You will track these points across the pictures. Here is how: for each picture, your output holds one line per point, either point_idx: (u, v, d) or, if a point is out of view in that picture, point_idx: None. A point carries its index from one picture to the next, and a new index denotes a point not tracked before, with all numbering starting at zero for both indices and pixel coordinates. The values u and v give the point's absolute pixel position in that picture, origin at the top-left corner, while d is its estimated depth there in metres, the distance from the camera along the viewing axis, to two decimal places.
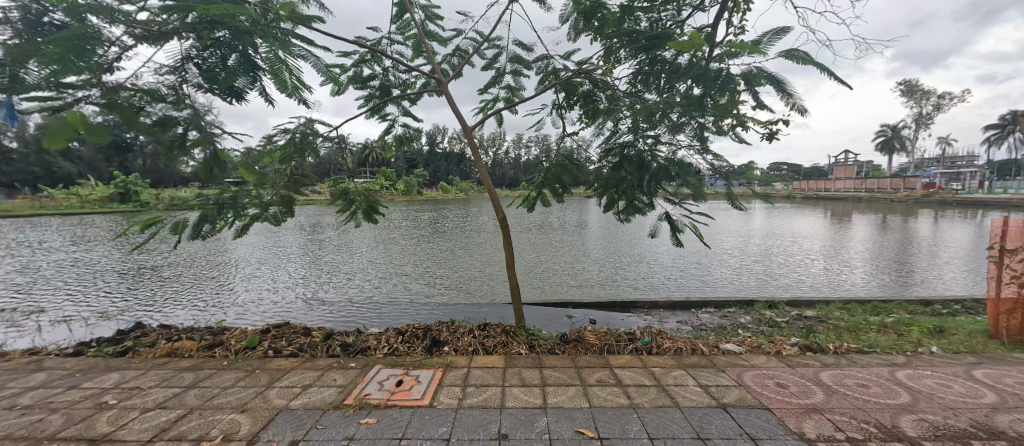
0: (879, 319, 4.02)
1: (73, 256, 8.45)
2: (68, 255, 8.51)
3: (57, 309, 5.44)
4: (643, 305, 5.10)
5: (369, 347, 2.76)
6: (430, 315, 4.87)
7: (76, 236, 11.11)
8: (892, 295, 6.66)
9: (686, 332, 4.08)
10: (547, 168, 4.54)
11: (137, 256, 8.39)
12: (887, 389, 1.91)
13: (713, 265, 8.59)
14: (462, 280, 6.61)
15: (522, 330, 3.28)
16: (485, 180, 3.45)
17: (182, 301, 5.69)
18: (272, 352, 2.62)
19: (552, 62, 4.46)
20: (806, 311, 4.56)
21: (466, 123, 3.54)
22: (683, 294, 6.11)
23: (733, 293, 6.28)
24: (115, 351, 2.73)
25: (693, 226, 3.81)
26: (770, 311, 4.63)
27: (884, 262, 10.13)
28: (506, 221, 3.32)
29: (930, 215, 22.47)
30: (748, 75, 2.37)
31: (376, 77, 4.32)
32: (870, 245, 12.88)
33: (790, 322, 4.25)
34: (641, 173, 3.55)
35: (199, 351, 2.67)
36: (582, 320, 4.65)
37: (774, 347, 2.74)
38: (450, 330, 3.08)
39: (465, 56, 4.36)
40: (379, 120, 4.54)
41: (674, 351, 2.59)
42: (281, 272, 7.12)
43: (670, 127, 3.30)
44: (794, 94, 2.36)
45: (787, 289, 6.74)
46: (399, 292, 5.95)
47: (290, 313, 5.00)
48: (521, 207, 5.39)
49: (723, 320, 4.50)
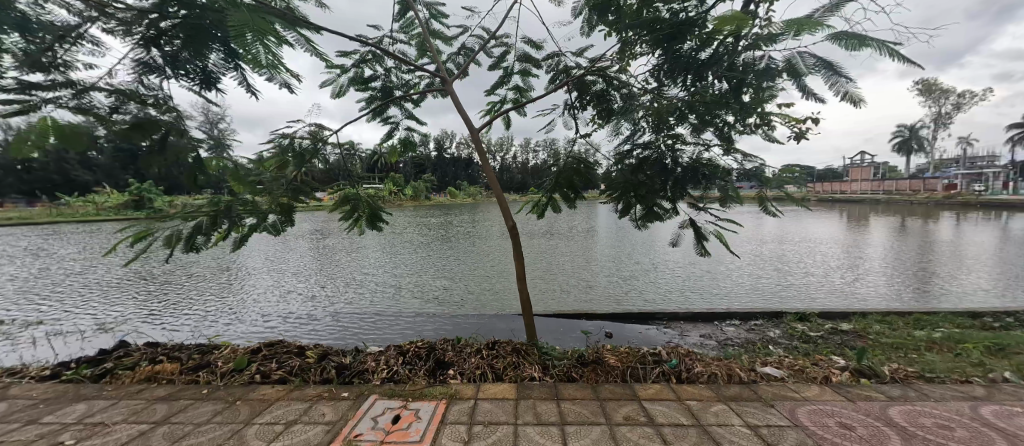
0: (926, 336, 3.67)
1: (79, 266, 8.36)
2: (73, 265, 8.43)
3: (55, 321, 5.28)
4: (662, 317, 4.80)
5: (366, 371, 2.52)
6: (436, 328, 4.62)
7: (85, 245, 11.09)
8: (926, 305, 6.27)
9: (712, 349, 3.77)
10: (560, 173, 4.28)
11: (141, 266, 8.28)
12: (976, 433, 1.62)
13: (732, 271, 8.22)
14: (470, 289, 6.35)
15: (535, 348, 3.02)
16: (493, 185, 3.20)
17: (182, 312, 5.50)
18: (259, 378, 2.38)
19: (564, 60, 4.22)
20: (842, 324, 4.21)
21: (472, 124, 3.30)
22: (703, 303, 5.78)
23: (757, 303, 5.94)
24: (93, 374, 2.50)
25: (718, 233, 3.47)
26: (802, 324, 4.29)
27: (913, 267, 9.64)
28: (516, 230, 3.05)
29: (953, 217, 21.72)
30: (790, 66, 2.13)
31: (378, 77, 4.10)
32: (896, 250, 12.37)
33: (825, 337, 3.92)
34: (663, 177, 3.27)
35: (181, 376, 2.44)
36: (598, 333, 4.37)
37: (822, 371, 2.43)
38: (456, 350, 2.83)
39: (471, 55, 4.12)
40: (382, 123, 4.33)
41: (707, 377, 2.30)
42: (285, 283, 6.93)
43: (694, 125, 3.03)
44: (846, 82, 2.06)
45: (814, 298, 6.36)
46: (404, 303, 5.71)
47: (291, 325, 4.77)
48: (531, 213, 5.12)
49: (752, 335, 4.17)
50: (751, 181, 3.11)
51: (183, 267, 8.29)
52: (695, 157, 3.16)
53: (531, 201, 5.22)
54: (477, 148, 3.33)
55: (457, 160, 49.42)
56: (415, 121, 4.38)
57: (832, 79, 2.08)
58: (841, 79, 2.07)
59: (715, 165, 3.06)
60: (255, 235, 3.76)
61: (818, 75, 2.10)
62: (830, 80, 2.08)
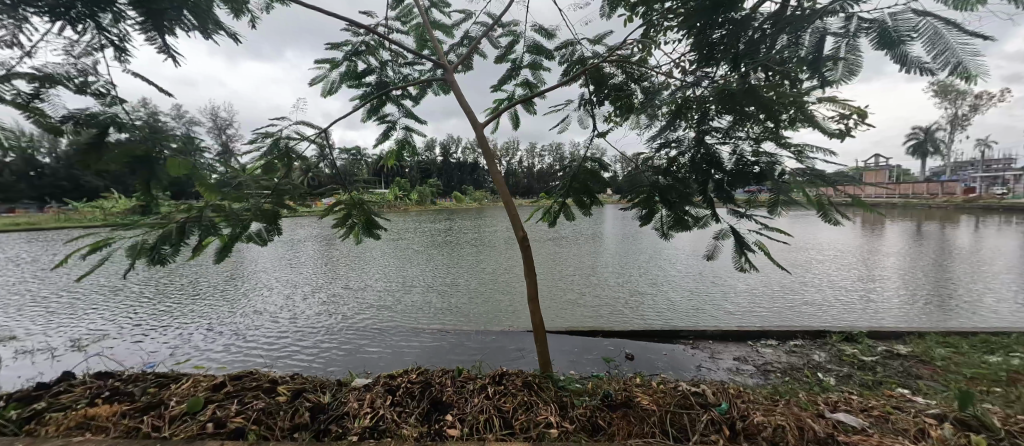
0: (1005, 362, 3.16)
1: (66, 277, 7.98)
2: (59, 276, 8.04)
3: (26, 337, 4.88)
4: (688, 335, 4.32)
5: (347, 416, 2.08)
6: (438, 351, 4.17)
7: None
8: (975, 318, 5.72)
9: (751, 378, 3.29)
10: (574, 175, 3.80)
11: (131, 276, 7.90)
12: None
13: (755, 281, 7.69)
14: (475, 303, 5.89)
15: (551, 382, 2.56)
16: (500, 189, 2.75)
17: (164, 328, 5.08)
18: (214, 427, 1.95)
19: (581, 49, 3.75)
20: (898, 346, 3.70)
21: (476, 120, 2.86)
22: (730, 318, 5.28)
23: (788, 316, 5.43)
24: (19, 418, 2.08)
25: (762, 244, 2.92)
26: (851, 346, 3.78)
27: (947, 276, 9.03)
28: (527, 242, 2.59)
29: (974, 222, 20.96)
30: (883, 37, 1.68)
31: (372, 69, 3.66)
32: (922, 257, 11.76)
33: (880, 362, 3.43)
34: (697, 180, 2.78)
35: (122, 423, 2.02)
36: (618, 356, 3.91)
37: (913, 421, 1.95)
38: (456, 386, 2.39)
39: (474, 44, 3.68)
40: (377, 122, 3.89)
41: (772, 430, 1.84)
42: (278, 295, 6.51)
43: (731, 122, 2.50)
44: (959, 47, 1.52)
45: (849, 311, 5.84)
46: (404, 318, 5.26)
47: (278, 345, 4.34)
48: (542, 221, 4.66)
49: (796, 359, 3.66)
50: (817, 184, 2.34)
51: (173, 278, 7.89)
52: (733, 158, 2.59)
53: (540, 206, 4.75)
54: (481, 143, 2.85)
55: (461, 166, 49.10)
56: (415, 121, 3.94)
57: (940, 45, 1.56)
58: (951, 46, 1.54)
59: (767, 168, 2.47)
60: (236, 246, 3.33)
61: (919, 41, 1.61)
62: (934, 48, 1.57)
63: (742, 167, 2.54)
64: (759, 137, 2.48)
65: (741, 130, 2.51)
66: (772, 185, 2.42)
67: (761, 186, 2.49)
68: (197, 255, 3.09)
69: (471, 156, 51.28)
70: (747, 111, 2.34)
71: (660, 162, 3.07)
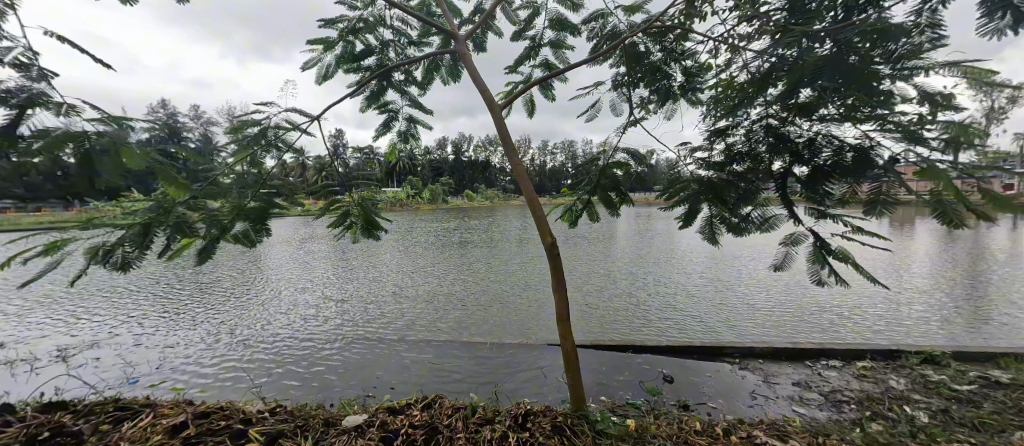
0: None
1: (67, 281, 7.69)
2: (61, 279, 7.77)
3: (10, 345, 4.54)
4: (733, 353, 3.77)
5: None
6: (450, 369, 3.71)
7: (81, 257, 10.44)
8: None
9: (821, 414, 2.75)
10: (604, 168, 3.24)
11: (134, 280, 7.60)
12: None
13: (792, 284, 7.06)
14: (490, 311, 5.41)
15: (587, 425, 2.07)
16: (522, 182, 2.25)
17: (156, 337, 4.71)
18: None
19: (614, 21, 3.18)
20: (995, 372, 3.10)
21: (492, 101, 2.37)
22: (774, 325, 4.70)
23: (841, 324, 4.83)
24: None
25: (844, 251, 2.16)
26: (936, 370, 3.19)
27: (1006, 281, 8.23)
28: (557, 249, 2.09)
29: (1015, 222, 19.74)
30: None
31: (373, 50, 3.07)
32: (971, 259, 10.89)
33: (979, 392, 2.84)
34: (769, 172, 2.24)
35: None
36: (655, 379, 3.37)
37: None
38: (472, 437, 1.91)
39: (488, 17, 3.18)
40: (379, 112, 3.39)
41: None
42: (280, 301, 6.12)
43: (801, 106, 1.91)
44: None
45: (909, 321, 5.20)
46: (412, 328, 4.82)
47: (272, 359, 3.92)
48: (563, 222, 4.12)
49: (871, 387, 3.08)
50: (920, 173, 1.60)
51: (177, 282, 7.61)
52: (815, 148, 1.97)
53: (561, 205, 4.20)
54: (498, 129, 2.34)
55: (473, 164, 48.77)
56: (421, 111, 3.45)
57: None
58: None
59: (867, 152, 1.78)
60: (220, 248, 2.80)
61: None
62: None
63: (829, 156, 1.89)
64: (848, 117, 1.83)
65: (820, 111, 1.89)
66: (873, 176, 1.76)
67: (855, 179, 1.83)
68: (171, 259, 2.65)
69: (482, 155, 50.90)
70: (831, 86, 1.75)
71: (720, 150, 2.51)
